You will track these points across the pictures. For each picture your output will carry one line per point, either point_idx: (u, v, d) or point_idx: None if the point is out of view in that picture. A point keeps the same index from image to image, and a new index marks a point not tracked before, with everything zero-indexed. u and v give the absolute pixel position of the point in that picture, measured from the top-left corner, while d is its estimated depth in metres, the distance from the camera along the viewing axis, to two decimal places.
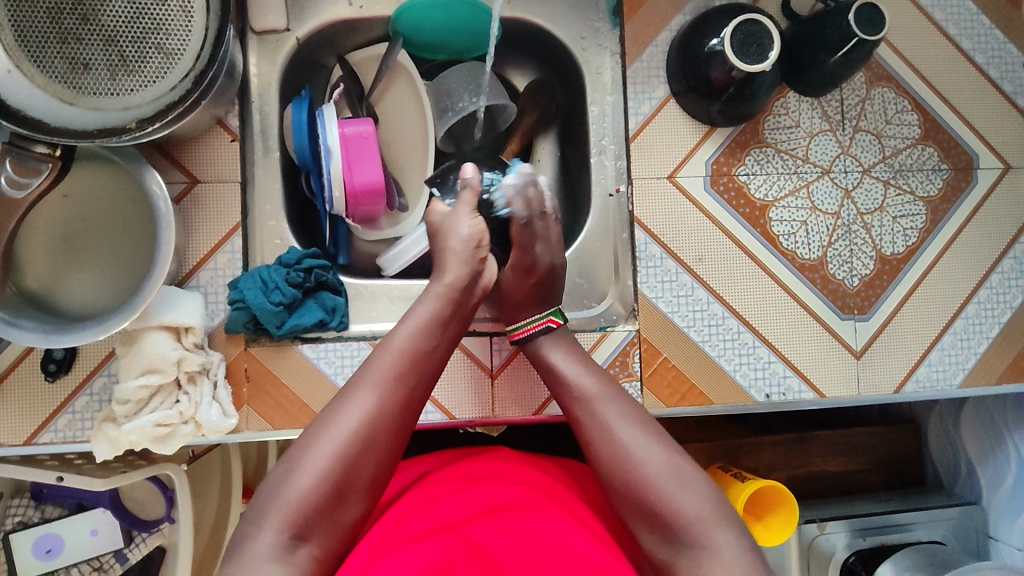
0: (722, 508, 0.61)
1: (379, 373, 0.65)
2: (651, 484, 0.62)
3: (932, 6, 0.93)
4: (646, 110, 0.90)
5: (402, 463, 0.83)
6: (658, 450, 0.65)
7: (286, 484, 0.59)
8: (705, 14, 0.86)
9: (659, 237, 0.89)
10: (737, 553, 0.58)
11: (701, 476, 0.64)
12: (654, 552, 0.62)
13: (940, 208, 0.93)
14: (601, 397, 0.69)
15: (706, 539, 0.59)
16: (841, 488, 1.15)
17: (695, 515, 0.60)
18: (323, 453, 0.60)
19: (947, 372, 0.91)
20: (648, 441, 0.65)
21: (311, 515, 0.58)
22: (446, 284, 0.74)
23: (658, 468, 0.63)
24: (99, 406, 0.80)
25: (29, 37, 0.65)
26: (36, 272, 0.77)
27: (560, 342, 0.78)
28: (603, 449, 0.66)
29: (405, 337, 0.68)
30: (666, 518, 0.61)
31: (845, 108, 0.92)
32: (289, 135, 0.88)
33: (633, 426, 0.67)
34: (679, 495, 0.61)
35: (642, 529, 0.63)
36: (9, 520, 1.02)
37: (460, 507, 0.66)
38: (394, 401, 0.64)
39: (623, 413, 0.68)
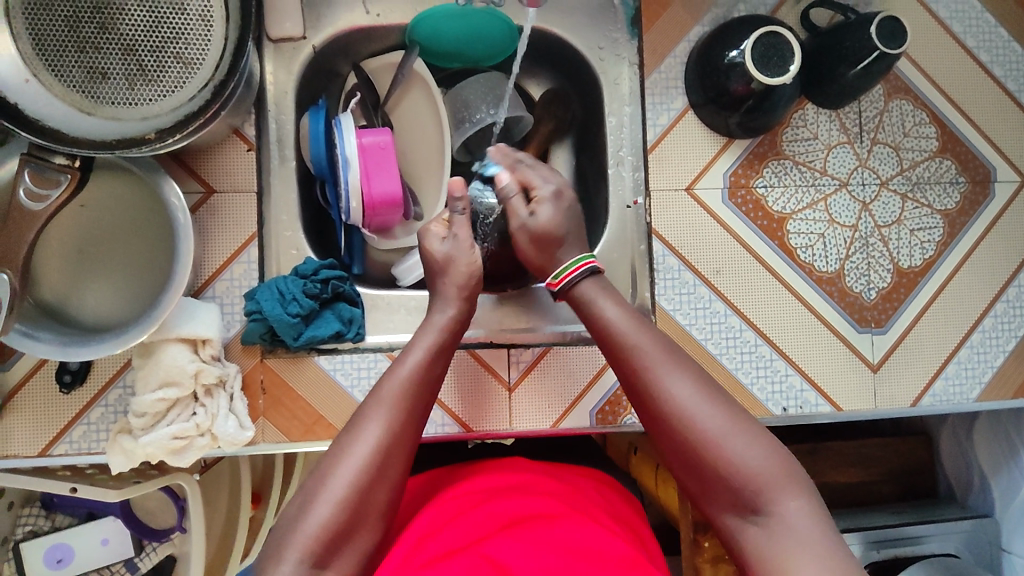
0: (786, 466, 0.61)
1: (388, 402, 0.64)
2: (713, 443, 0.62)
3: (950, 19, 0.93)
4: (664, 122, 0.89)
5: (418, 478, 0.83)
6: (719, 412, 0.63)
7: (304, 516, 0.58)
8: (725, 25, 0.85)
9: (677, 250, 0.88)
10: (806, 513, 0.59)
11: (761, 431, 0.63)
12: (720, 511, 0.62)
13: (957, 222, 0.93)
14: (654, 351, 0.67)
15: (774, 501, 0.59)
16: (853, 499, 1.15)
17: (762, 475, 0.60)
18: (338, 485, 0.60)
19: (964, 386, 0.91)
20: (705, 399, 0.64)
21: (331, 546, 0.58)
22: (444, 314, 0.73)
23: (720, 427, 0.62)
24: (114, 417, 0.80)
25: (47, 46, 0.65)
26: (51, 282, 0.77)
27: (602, 287, 0.74)
28: (660, 406, 0.65)
29: (412, 366, 0.67)
30: (731, 478, 0.61)
31: (863, 121, 0.92)
32: (305, 145, 0.88)
33: (688, 381, 0.65)
34: (744, 453, 0.61)
35: (704, 488, 0.63)
36: (19, 529, 1.01)
37: (477, 524, 0.65)
38: (401, 430, 0.64)
39: (677, 367, 0.66)
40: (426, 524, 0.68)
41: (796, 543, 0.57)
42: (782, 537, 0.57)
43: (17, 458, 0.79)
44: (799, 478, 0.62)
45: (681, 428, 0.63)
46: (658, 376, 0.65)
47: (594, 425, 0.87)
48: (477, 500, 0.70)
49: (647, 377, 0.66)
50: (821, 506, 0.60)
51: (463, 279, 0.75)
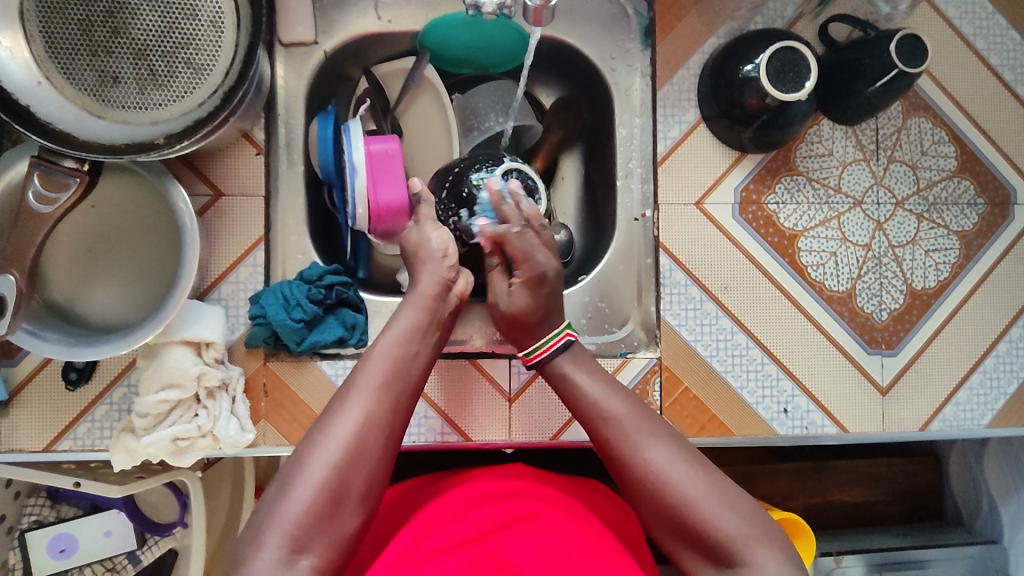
0: (763, 524, 0.60)
1: (367, 380, 0.65)
2: (689, 507, 0.61)
3: (974, 35, 0.91)
4: (675, 134, 0.88)
5: (417, 481, 0.83)
6: (686, 470, 0.62)
7: (284, 499, 0.58)
8: (740, 38, 0.84)
9: (684, 264, 0.87)
10: (784, 573, 0.57)
11: (738, 491, 0.62)
12: (702, 573, 0.61)
13: (974, 243, 0.91)
14: (623, 419, 0.66)
15: (750, 561, 0.58)
16: (856, 518, 1.14)
17: (739, 535, 0.59)
18: (318, 465, 0.59)
19: (975, 412, 0.89)
20: (680, 462, 0.63)
21: (312, 528, 0.57)
22: (420, 295, 0.73)
23: (695, 489, 0.61)
24: (118, 415, 0.81)
25: (59, 49, 0.65)
26: (59, 280, 0.77)
27: (580, 356, 0.74)
28: (635, 474, 0.64)
29: (389, 345, 0.68)
30: (710, 540, 0.60)
31: (880, 138, 0.90)
32: (314, 150, 0.88)
33: (663, 445, 0.64)
34: (720, 514, 0.60)
35: (687, 552, 0.62)
36: (24, 518, 1.02)
37: (470, 524, 0.65)
38: (382, 409, 0.64)
39: (652, 432, 0.65)
40: (421, 524, 0.68)
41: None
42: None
43: (23, 452, 0.80)
44: (776, 535, 0.60)
45: (657, 495, 0.62)
46: (632, 443, 0.65)
47: None
48: (473, 501, 0.70)
49: (622, 446, 0.65)
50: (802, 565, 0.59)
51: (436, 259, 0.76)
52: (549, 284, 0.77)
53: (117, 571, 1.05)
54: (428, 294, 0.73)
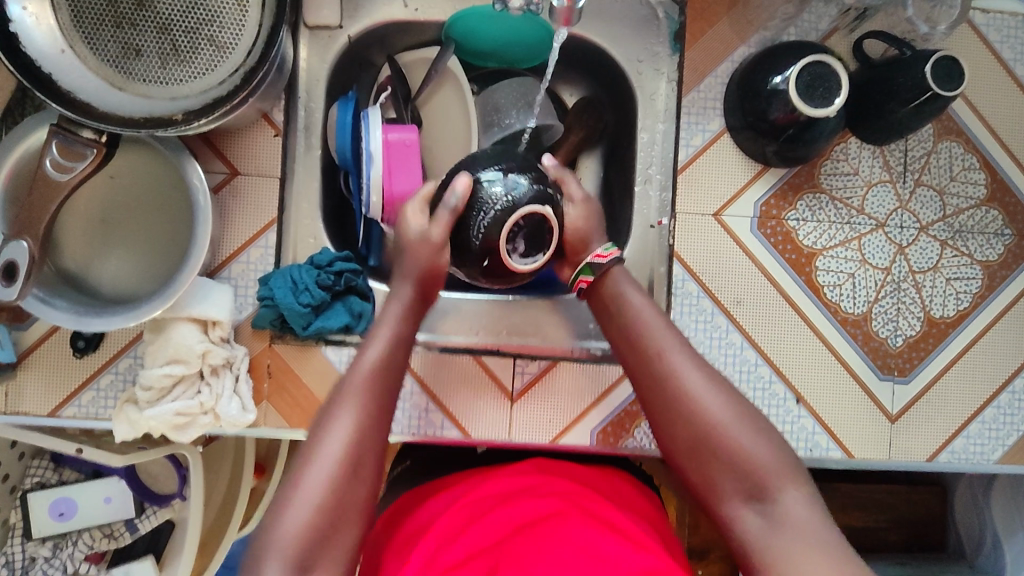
0: (791, 462, 0.60)
1: (352, 392, 0.64)
2: (723, 433, 0.61)
3: (1014, 61, 0.89)
4: (697, 143, 0.86)
5: (433, 484, 0.82)
6: (727, 398, 0.62)
7: (280, 519, 0.57)
8: (770, 49, 0.82)
9: (697, 275, 0.86)
10: (809, 509, 0.57)
11: (770, 428, 0.62)
12: (723, 507, 0.60)
13: (998, 275, 0.88)
14: (668, 337, 0.66)
15: (780, 495, 0.58)
16: (856, 543, 1.12)
17: (768, 467, 0.59)
18: (312, 484, 0.59)
19: (985, 447, 0.87)
20: (717, 388, 0.63)
21: (315, 543, 0.57)
22: (399, 301, 0.72)
23: (729, 417, 0.61)
24: (123, 385, 0.81)
25: (85, 18, 0.66)
26: (72, 249, 0.78)
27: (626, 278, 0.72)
28: (673, 392, 0.63)
29: (372, 356, 0.67)
30: (740, 466, 0.60)
31: (908, 160, 0.88)
32: (333, 136, 0.88)
33: (703, 370, 0.64)
34: (754, 444, 0.60)
35: (712, 482, 0.61)
36: (27, 479, 1.04)
37: (483, 532, 0.65)
38: (369, 420, 0.63)
39: (693, 358, 0.65)
40: (436, 529, 0.68)
41: (798, 543, 0.54)
42: (785, 535, 0.55)
43: (27, 415, 0.81)
44: (805, 478, 0.60)
45: (692, 416, 0.62)
46: (674, 365, 0.64)
47: (594, 444, 0.86)
48: (485, 505, 0.70)
49: (661, 365, 0.64)
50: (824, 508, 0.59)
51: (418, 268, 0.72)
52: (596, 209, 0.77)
53: (114, 537, 1.07)
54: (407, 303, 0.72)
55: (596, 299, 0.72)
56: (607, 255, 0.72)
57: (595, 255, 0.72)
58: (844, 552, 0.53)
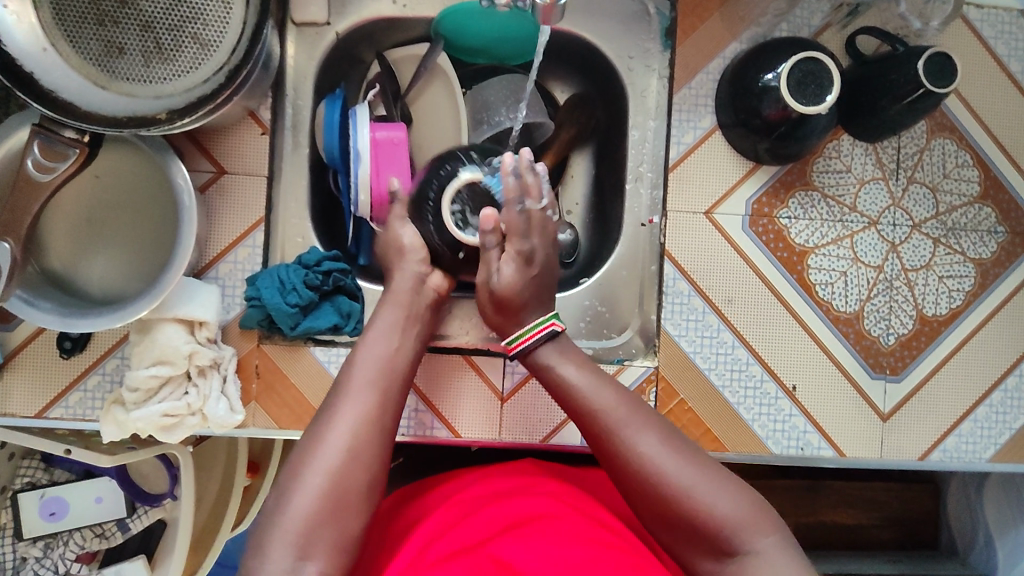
0: (761, 508, 0.58)
1: (355, 382, 0.64)
2: (685, 500, 0.59)
3: (1008, 56, 0.88)
4: (689, 140, 0.86)
5: (425, 482, 0.81)
6: (684, 459, 0.61)
7: (284, 504, 0.57)
8: (762, 45, 0.81)
9: (688, 274, 0.85)
10: (782, 556, 0.56)
11: (734, 478, 0.61)
12: (703, 567, 0.60)
13: (991, 272, 0.88)
14: (616, 411, 0.64)
15: (752, 548, 0.57)
16: (848, 541, 1.12)
17: (736, 521, 0.57)
18: (316, 471, 0.58)
19: (977, 445, 0.87)
20: (673, 452, 0.61)
21: (318, 529, 0.56)
22: (397, 295, 0.74)
23: (690, 480, 0.59)
24: (110, 386, 0.81)
25: (67, 15, 0.64)
26: (58, 249, 0.77)
27: (565, 351, 0.71)
28: (628, 469, 0.62)
29: (372, 346, 0.68)
30: (708, 530, 0.58)
31: (901, 157, 0.87)
32: (320, 134, 0.87)
33: (655, 437, 0.62)
34: (720, 503, 0.58)
35: (685, 545, 0.60)
36: (17, 480, 1.03)
37: (472, 529, 0.64)
38: (374, 407, 0.63)
39: (643, 425, 0.63)
40: (425, 528, 0.67)
41: None
42: None
43: (14, 417, 0.81)
44: (775, 519, 0.59)
45: (651, 487, 0.60)
46: (625, 439, 0.62)
47: (585, 444, 0.86)
48: (476, 504, 0.69)
49: (613, 441, 0.63)
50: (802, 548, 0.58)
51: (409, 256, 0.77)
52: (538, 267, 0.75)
53: (106, 537, 1.06)
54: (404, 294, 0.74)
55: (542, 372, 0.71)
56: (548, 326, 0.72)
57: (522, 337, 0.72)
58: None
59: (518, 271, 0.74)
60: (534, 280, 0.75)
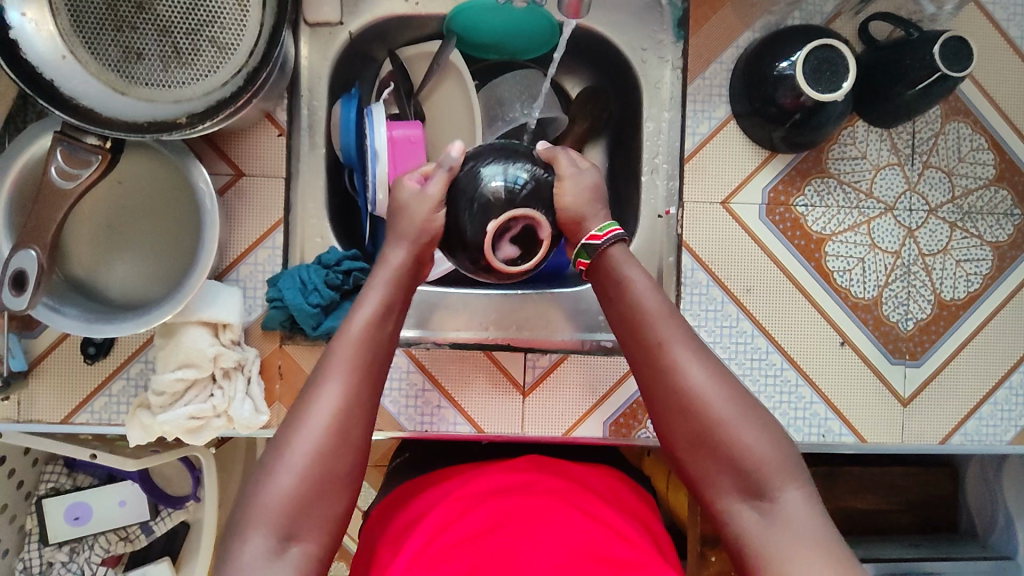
0: (792, 458, 0.58)
1: (341, 362, 0.61)
2: (723, 429, 0.58)
3: (1021, 38, 0.88)
4: (703, 130, 0.86)
5: (430, 474, 0.82)
6: (733, 389, 0.60)
7: (267, 490, 0.56)
8: (775, 34, 0.81)
9: (707, 264, 0.86)
10: (808, 510, 0.55)
11: (772, 422, 0.60)
12: (721, 499, 0.58)
13: (1008, 255, 0.88)
14: (676, 327, 0.62)
15: (779, 495, 0.56)
16: (867, 526, 1.13)
17: (768, 466, 0.57)
18: (296, 457, 0.57)
19: (997, 428, 0.87)
20: (722, 382, 0.59)
21: (297, 517, 0.56)
22: (390, 265, 0.68)
23: (730, 411, 0.58)
24: (135, 391, 0.81)
25: (86, 24, 0.65)
26: (78, 255, 0.78)
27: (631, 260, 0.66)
28: (675, 385, 0.60)
29: (363, 322, 0.64)
30: (737, 462, 0.57)
31: (916, 142, 0.87)
32: (336, 133, 0.88)
33: (708, 363, 0.60)
34: (754, 441, 0.58)
35: (710, 477, 0.59)
36: (41, 485, 1.04)
37: (472, 521, 0.64)
38: (354, 393, 0.60)
39: (700, 350, 0.61)
40: (428, 521, 0.68)
41: (794, 543, 0.53)
42: (781, 531, 0.54)
43: (41, 423, 0.81)
44: (805, 475, 0.58)
45: (693, 408, 0.59)
46: (677, 356, 0.60)
47: (607, 436, 0.86)
48: (475, 499, 0.69)
49: (663, 353, 0.61)
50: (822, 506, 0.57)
51: (417, 232, 0.67)
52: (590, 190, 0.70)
53: (131, 540, 1.08)
54: (399, 266, 0.68)
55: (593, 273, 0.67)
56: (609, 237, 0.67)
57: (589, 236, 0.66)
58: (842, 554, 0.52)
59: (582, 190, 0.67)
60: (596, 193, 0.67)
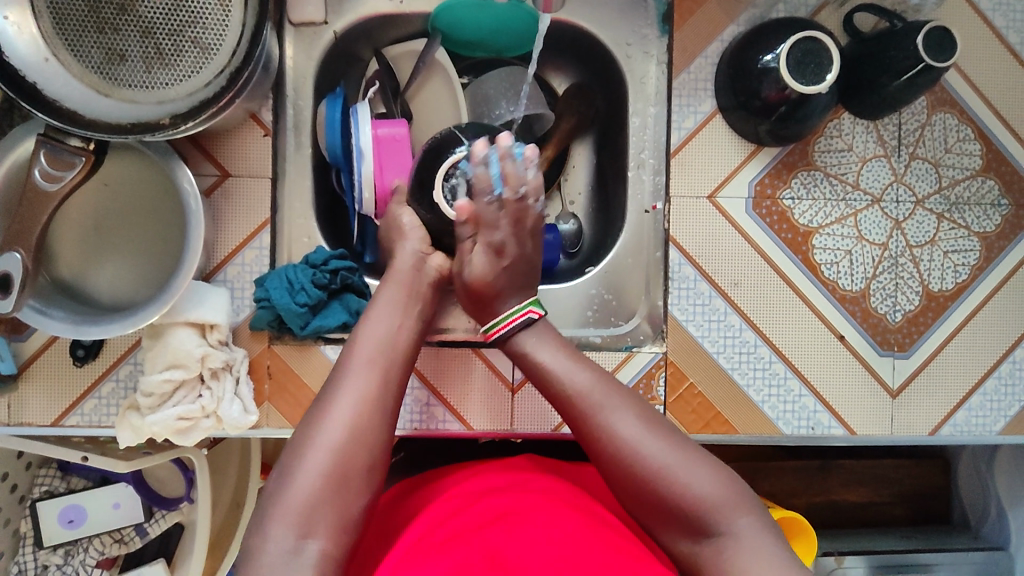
0: (734, 487, 0.60)
1: (361, 361, 0.65)
2: (662, 479, 0.60)
3: (1007, 28, 0.88)
4: (689, 125, 0.86)
5: (420, 476, 0.82)
6: (659, 438, 0.62)
7: (287, 485, 0.57)
8: (759, 27, 0.81)
9: (694, 259, 0.86)
10: (760, 534, 0.57)
11: (709, 456, 0.62)
12: (679, 544, 0.61)
13: (995, 245, 0.88)
14: (594, 392, 0.64)
15: (729, 527, 0.58)
16: (860, 519, 1.13)
17: (712, 501, 0.58)
18: (320, 451, 0.58)
19: (987, 419, 0.87)
20: (651, 432, 0.62)
21: (318, 511, 0.56)
22: (398, 274, 0.74)
23: (665, 460, 0.60)
24: (124, 393, 0.82)
25: (68, 25, 0.65)
26: (66, 258, 0.78)
27: (545, 334, 0.71)
28: (604, 451, 0.62)
29: (378, 326, 0.68)
30: (685, 508, 0.59)
31: (903, 133, 0.87)
32: (322, 133, 0.87)
33: (633, 417, 0.63)
34: (692, 480, 0.59)
35: (662, 525, 0.61)
36: (35, 488, 1.04)
37: (466, 518, 0.64)
38: (374, 389, 0.63)
39: (622, 407, 0.64)
40: (422, 520, 0.67)
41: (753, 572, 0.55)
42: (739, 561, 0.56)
43: (31, 426, 0.81)
44: (751, 499, 0.60)
45: (628, 467, 0.61)
46: (602, 421, 0.63)
47: None
48: (469, 497, 0.69)
49: (591, 423, 0.63)
50: (774, 522, 0.59)
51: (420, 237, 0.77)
52: (510, 259, 0.74)
53: (125, 542, 1.07)
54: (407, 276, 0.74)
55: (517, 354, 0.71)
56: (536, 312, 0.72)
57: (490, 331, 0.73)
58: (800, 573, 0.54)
59: (489, 261, 0.73)
60: (510, 268, 0.74)
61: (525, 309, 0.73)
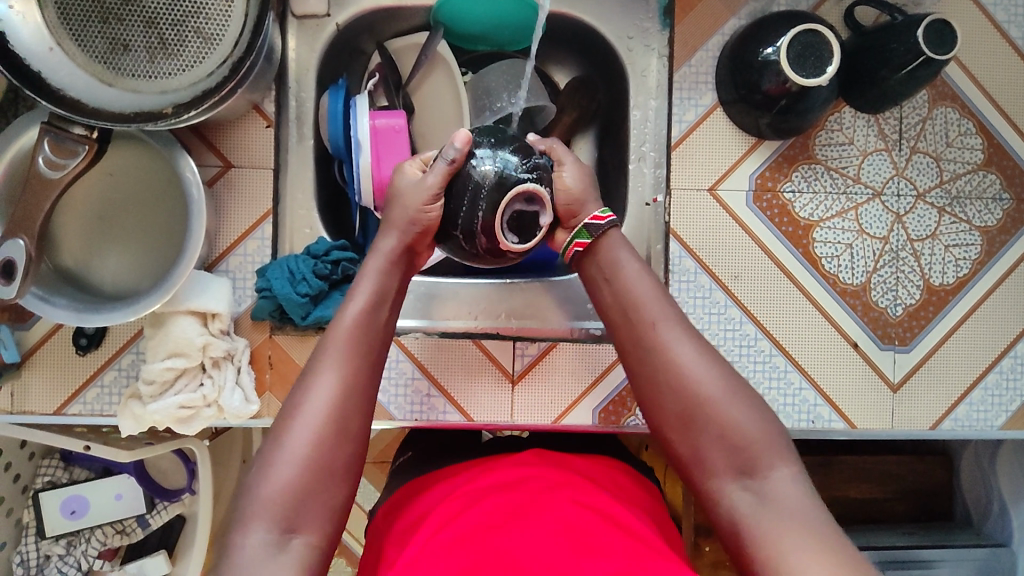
0: (782, 438, 0.58)
1: (337, 350, 0.61)
2: (712, 406, 0.59)
3: (1008, 22, 0.88)
4: (690, 118, 0.86)
5: (431, 473, 0.82)
6: (716, 366, 0.61)
7: (264, 479, 0.55)
8: (760, 21, 0.81)
9: (694, 251, 0.86)
10: (798, 489, 0.55)
11: (762, 402, 0.61)
12: (712, 479, 0.58)
13: (997, 240, 0.88)
14: (660, 309, 0.64)
15: (767, 472, 0.56)
16: (862, 514, 1.12)
17: (757, 442, 0.57)
18: (298, 445, 0.56)
19: (988, 413, 0.87)
20: (709, 361, 0.61)
21: (299, 504, 0.55)
22: (383, 254, 0.68)
23: (718, 390, 0.59)
24: (127, 381, 0.82)
25: (73, 17, 0.66)
26: (70, 246, 0.78)
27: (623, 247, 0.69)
28: (661, 364, 0.61)
29: (356, 311, 0.64)
30: (728, 440, 0.58)
31: (904, 127, 0.87)
32: (323, 125, 0.88)
33: (695, 344, 0.62)
34: (739, 416, 0.58)
35: (699, 454, 0.59)
36: (37, 478, 1.05)
37: (476, 516, 0.63)
38: (350, 379, 0.60)
39: (683, 328, 0.63)
40: (433, 518, 0.66)
41: (788, 519, 0.53)
42: (774, 510, 0.54)
43: (33, 414, 0.82)
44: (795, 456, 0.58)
45: (682, 389, 0.60)
46: (663, 335, 0.62)
47: (597, 424, 0.86)
48: (474, 496, 0.68)
49: (653, 336, 0.62)
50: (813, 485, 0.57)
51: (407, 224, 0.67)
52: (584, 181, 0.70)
53: (127, 533, 1.08)
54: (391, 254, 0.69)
55: (588, 267, 0.69)
56: (605, 219, 0.67)
57: (591, 217, 0.67)
58: (833, 528, 0.52)
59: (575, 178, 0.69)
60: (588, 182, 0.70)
61: (569, 244, 0.69)
